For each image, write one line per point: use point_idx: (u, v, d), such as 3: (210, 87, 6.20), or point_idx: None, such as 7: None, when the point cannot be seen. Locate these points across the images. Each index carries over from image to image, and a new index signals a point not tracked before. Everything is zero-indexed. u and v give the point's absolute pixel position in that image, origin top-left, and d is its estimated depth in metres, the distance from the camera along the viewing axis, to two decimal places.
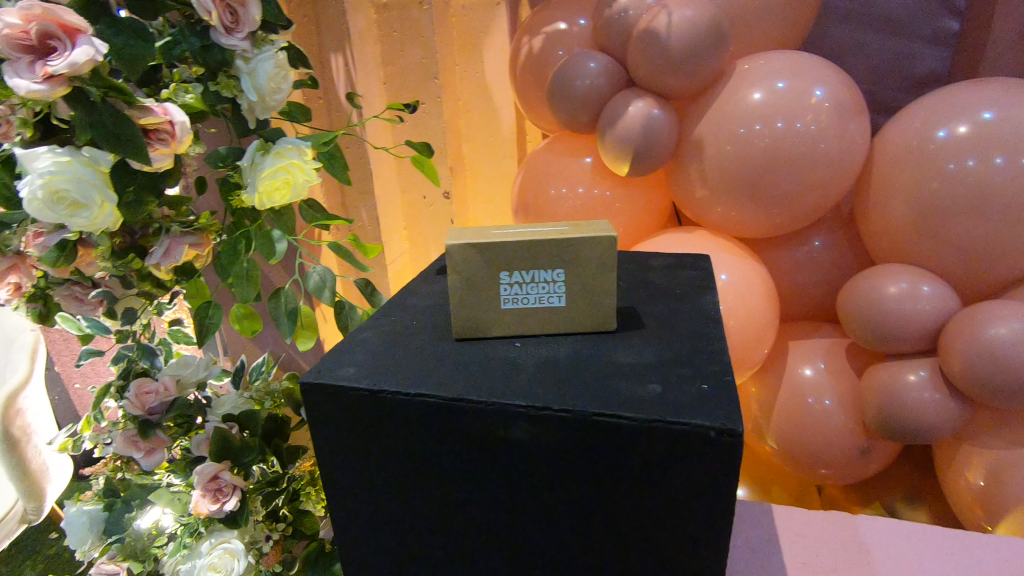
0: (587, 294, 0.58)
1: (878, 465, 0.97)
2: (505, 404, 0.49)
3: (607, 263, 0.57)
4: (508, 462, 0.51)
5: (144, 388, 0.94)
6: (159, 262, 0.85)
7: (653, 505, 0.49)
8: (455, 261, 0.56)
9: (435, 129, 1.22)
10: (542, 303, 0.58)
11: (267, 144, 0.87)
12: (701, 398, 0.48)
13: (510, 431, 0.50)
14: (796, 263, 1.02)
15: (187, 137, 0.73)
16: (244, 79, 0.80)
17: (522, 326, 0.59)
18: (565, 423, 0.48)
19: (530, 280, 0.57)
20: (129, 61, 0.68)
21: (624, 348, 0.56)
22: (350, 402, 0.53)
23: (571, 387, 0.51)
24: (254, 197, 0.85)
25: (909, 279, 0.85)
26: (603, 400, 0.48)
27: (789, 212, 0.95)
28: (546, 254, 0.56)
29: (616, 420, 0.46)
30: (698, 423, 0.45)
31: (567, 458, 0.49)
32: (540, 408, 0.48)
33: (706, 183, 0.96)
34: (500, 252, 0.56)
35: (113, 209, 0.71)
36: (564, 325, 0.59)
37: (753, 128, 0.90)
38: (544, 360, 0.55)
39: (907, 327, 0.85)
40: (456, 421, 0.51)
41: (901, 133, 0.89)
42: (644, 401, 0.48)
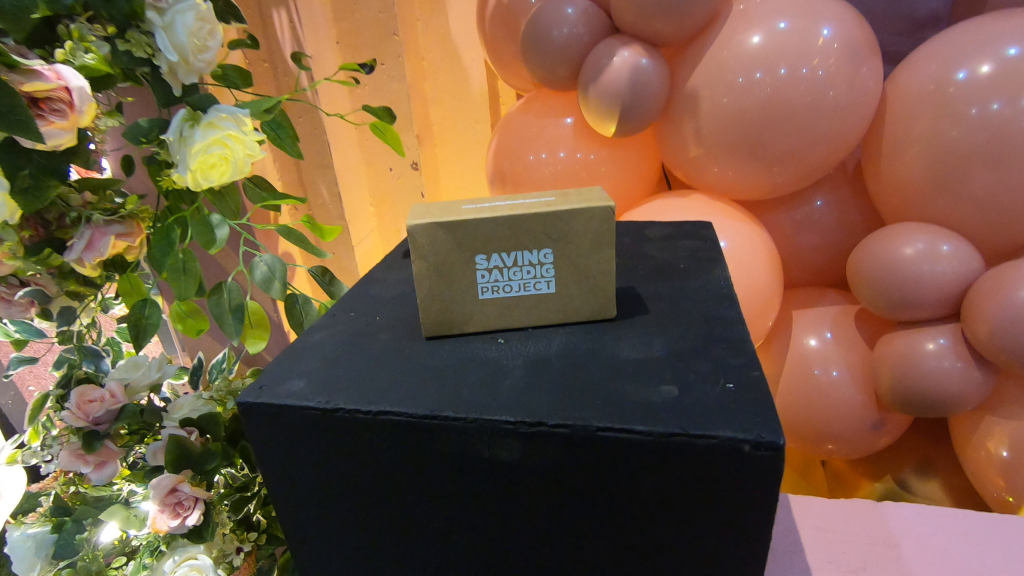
0: (580, 277, 0.49)
1: (890, 438, 0.92)
2: (488, 420, 0.40)
3: (603, 239, 0.47)
4: (495, 488, 0.42)
5: (87, 396, 0.81)
6: (81, 256, 0.73)
7: (672, 532, 0.41)
8: (420, 245, 0.46)
9: (397, 93, 1.09)
10: (527, 290, 0.49)
11: (196, 112, 0.74)
12: (726, 400, 0.39)
13: (496, 452, 0.41)
14: (799, 226, 0.94)
15: (91, 108, 0.61)
16: (159, 35, 0.67)
17: (505, 319, 0.50)
18: (564, 440, 0.39)
19: (513, 263, 0.48)
20: (9, 15, 0.55)
21: (627, 339, 0.48)
22: (299, 424, 0.43)
23: (569, 392, 0.42)
24: (186, 175, 0.73)
25: (927, 238, 0.77)
26: (607, 409, 0.39)
27: (792, 170, 0.86)
28: (531, 231, 0.47)
29: (627, 435, 0.38)
30: (729, 435, 0.36)
31: (568, 481, 0.40)
32: (532, 424, 0.39)
33: (701, 141, 0.86)
34: (475, 231, 0.46)
35: (4, 198, 0.59)
36: (553, 315, 0.50)
37: (752, 77, 0.80)
38: (533, 360, 0.46)
39: (926, 291, 0.77)
40: (430, 442, 0.41)
41: (915, 76, 0.80)
42: (658, 408, 0.39)
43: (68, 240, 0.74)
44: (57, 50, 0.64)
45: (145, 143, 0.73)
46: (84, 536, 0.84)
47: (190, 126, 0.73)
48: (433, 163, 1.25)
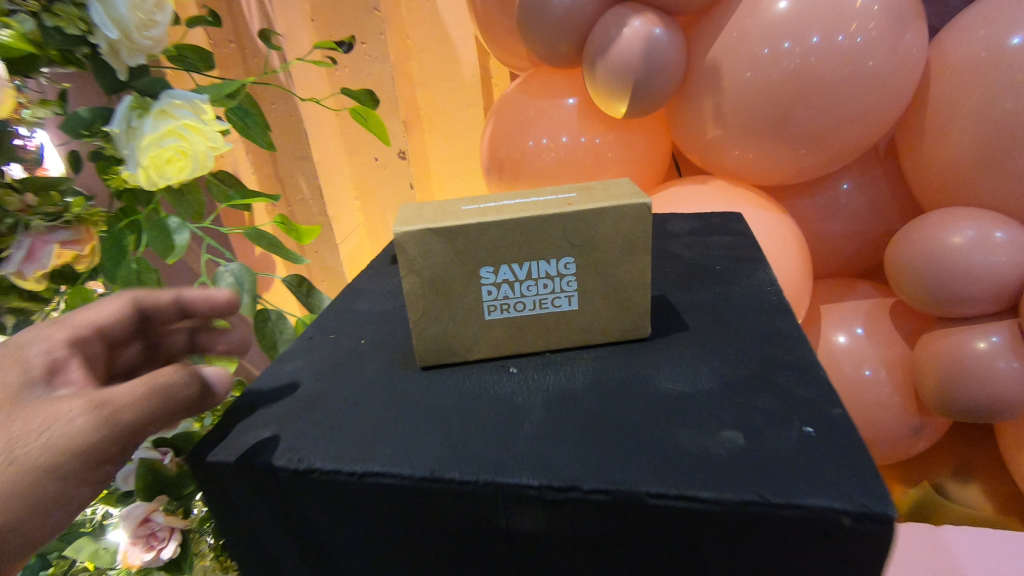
0: (609, 290, 0.40)
1: (929, 441, 0.84)
2: (502, 485, 0.31)
3: (638, 244, 0.39)
4: (515, 559, 0.34)
5: None
6: (20, 269, 0.61)
7: None
8: (411, 256, 0.37)
9: (380, 74, 0.98)
10: (544, 307, 0.40)
11: (145, 100, 0.64)
12: (807, 451, 0.31)
13: (514, 521, 0.32)
14: (826, 212, 0.86)
15: (8, 100, 0.50)
16: (92, 7, 0.56)
17: (516, 342, 0.42)
18: (600, 509, 0.31)
19: (527, 276, 0.39)
20: None
21: (670, 365, 0.39)
22: (266, 487, 0.35)
23: (602, 442, 0.33)
24: (136, 173, 0.63)
25: (977, 226, 0.69)
26: (654, 466, 0.31)
27: (824, 151, 0.77)
28: (547, 235, 0.38)
29: (684, 503, 0.29)
30: (822, 504, 0.28)
31: (606, 554, 0.32)
32: (560, 490, 0.31)
33: (722, 120, 0.77)
34: (479, 239, 0.38)
35: None
36: (574, 336, 0.42)
37: (780, 47, 0.70)
38: (555, 397, 0.37)
39: (977, 285, 0.69)
40: (431, 509, 0.33)
41: (963, 44, 0.71)
42: (723, 464, 0.31)
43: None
44: None
45: (86, 135, 0.62)
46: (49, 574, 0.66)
47: (138, 116, 0.63)
48: (422, 151, 1.15)
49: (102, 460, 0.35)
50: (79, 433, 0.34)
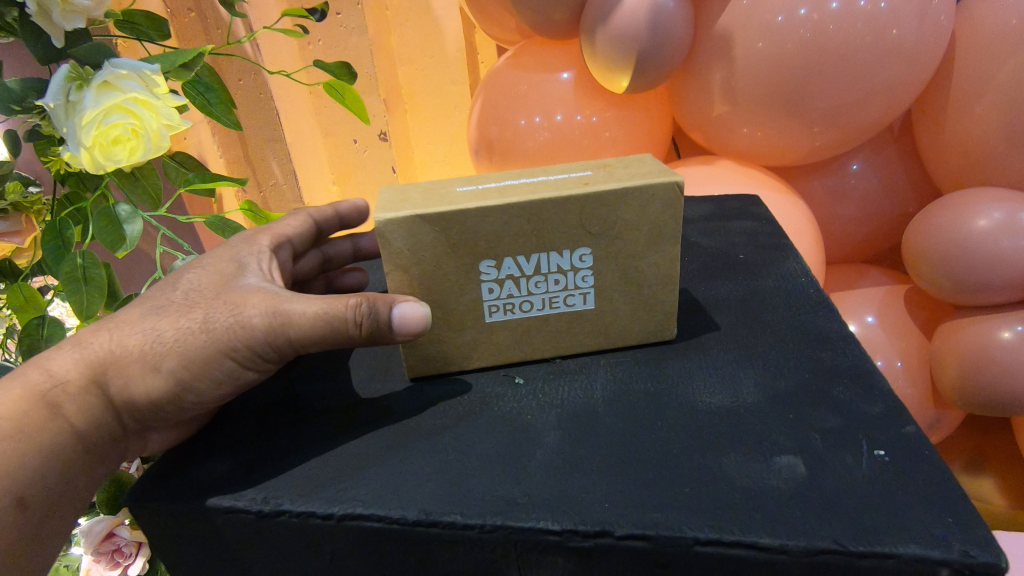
0: (624, 285, 0.39)
1: (944, 435, 0.80)
2: (528, 530, 0.30)
3: (663, 234, 0.37)
4: None
5: None
6: None
7: None
8: (402, 247, 0.36)
9: (358, 48, 0.91)
10: (555, 306, 0.39)
11: (88, 70, 0.55)
12: (872, 485, 0.29)
13: (542, 566, 0.31)
14: (836, 195, 0.81)
15: None
16: None
17: (526, 343, 0.41)
18: (639, 555, 0.29)
19: (535, 271, 0.38)
20: None
21: (705, 379, 0.38)
22: (278, 530, 0.33)
23: (638, 474, 0.31)
24: (80, 156, 0.55)
25: (1004, 208, 0.65)
26: (695, 506, 0.29)
27: (839, 128, 0.72)
28: (560, 227, 0.37)
29: (742, 551, 0.28)
30: (916, 554, 0.26)
31: None
32: (594, 535, 0.29)
33: (730, 95, 0.71)
34: (483, 231, 0.36)
35: None
36: (594, 335, 0.41)
37: (795, 14, 0.65)
38: (583, 418, 0.36)
39: (1005, 272, 0.65)
40: (456, 552, 0.32)
41: (990, 11, 0.66)
42: (775, 503, 0.29)
43: None
44: None
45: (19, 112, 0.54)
46: None
47: (80, 89, 0.55)
48: (404, 133, 1.07)
49: (268, 357, 0.40)
50: (252, 328, 0.38)
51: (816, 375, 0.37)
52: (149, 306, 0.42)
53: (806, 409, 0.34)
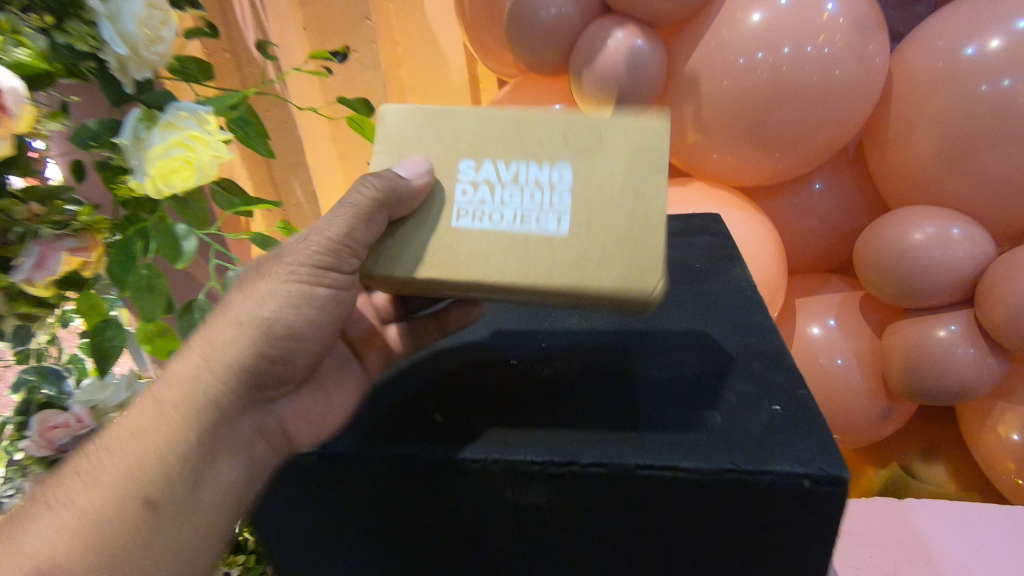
0: (595, 206, 0.44)
1: (897, 425, 0.90)
2: (514, 461, 0.39)
3: (639, 166, 0.44)
4: (530, 526, 0.42)
5: (48, 422, 0.63)
6: (30, 277, 0.64)
7: (733, 558, 0.40)
8: (401, 128, 0.48)
9: (373, 82, 1.02)
10: (527, 224, 0.44)
11: (153, 112, 0.66)
12: (772, 427, 0.39)
13: (528, 494, 0.41)
14: (800, 211, 0.91)
15: (30, 109, 0.53)
16: (104, 26, 0.59)
17: (483, 258, 0.44)
18: (597, 479, 0.38)
19: (511, 179, 0.45)
20: None
21: (658, 360, 0.47)
22: (323, 470, 0.44)
23: (597, 424, 0.41)
24: (144, 182, 0.64)
25: (936, 223, 0.75)
26: (638, 443, 0.39)
27: (796, 153, 0.82)
28: (540, 145, 0.45)
29: (670, 473, 0.37)
30: (789, 470, 0.35)
31: (602, 517, 0.41)
32: (563, 464, 0.39)
33: (701, 125, 0.82)
34: (472, 135, 0.47)
35: None
36: (572, 265, 0.43)
37: (754, 58, 0.75)
38: (559, 387, 0.46)
39: (938, 278, 0.75)
40: (461, 484, 0.41)
41: (922, 53, 0.76)
42: (699, 441, 0.38)
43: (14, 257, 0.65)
44: None
45: (94, 146, 0.65)
46: None
47: (146, 127, 0.66)
48: None
49: (324, 266, 0.45)
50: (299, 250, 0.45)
51: (744, 354, 0.46)
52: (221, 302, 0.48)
53: (731, 379, 0.44)
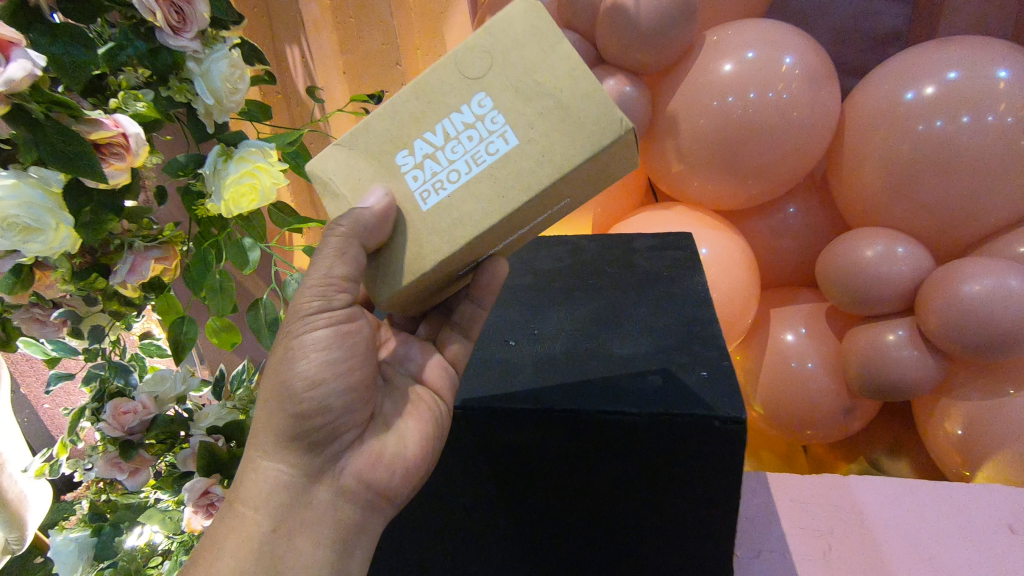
0: (521, 105, 0.47)
1: (863, 422, 1.01)
2: (502, 408, 0.51)
3: (539, 48, 0.46)
4: (515, 463, 0.54)
5: (121, 407, 0.78)
6: (125, 279, 0.75)
7: (676, 491, 0.51)
8: (326, 176, 0.52)
9: None
10: (485, 162, 0.48)
11: (228, 149, 0.81)
12: (699, 383, 0.50)
13: (512, 436, 0.52)
14: (774, 231, 1.04)
15: (145, 150, 0.66)
16: (198, 81, 0.72)
17: (463, 211, 0.48)
18: (563, 420, 0.50)
19: (445, 138, 0.49)
20: (71, 70, 0.61)
21: (621, 339, 0.58)
22: None
23: (566, 383, 0.53)
24: (220, 205, 0.79)
25: (884, 242, 0.87)
26: (597, 396, 0.50)
27: (766, 180, 0.94)
28: (446, 93, 0.49)
29: (616, 415, 0.48)
30: (704, 412, 0.46)
31: (569, 456, 0.52)
32: (538, 411, 0.50)
33: (682, 157, 0.95)
34: (388, 131, 0.50)
35: (70, 231, 0.64)
36: (538, 170, 0.47)
37: (726, 101, 0.89)
38: (541, 359, 0.57)
39: (885, 289, 0.86)
40: (462, 428, 0.54)
41: (871, 97, 0.89)
42: (642, 394, 0.49)
43: (112, 264, 0.76)
44: (109, 98, 0.70)
45: (182, 176, 0.79)
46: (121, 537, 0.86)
47: (223, 160, 0.80)
48: None
49: (321, 310, 0.53)
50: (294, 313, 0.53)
51: (694, 334, 0.57)
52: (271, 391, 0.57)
53: (679, 351, 0.54)
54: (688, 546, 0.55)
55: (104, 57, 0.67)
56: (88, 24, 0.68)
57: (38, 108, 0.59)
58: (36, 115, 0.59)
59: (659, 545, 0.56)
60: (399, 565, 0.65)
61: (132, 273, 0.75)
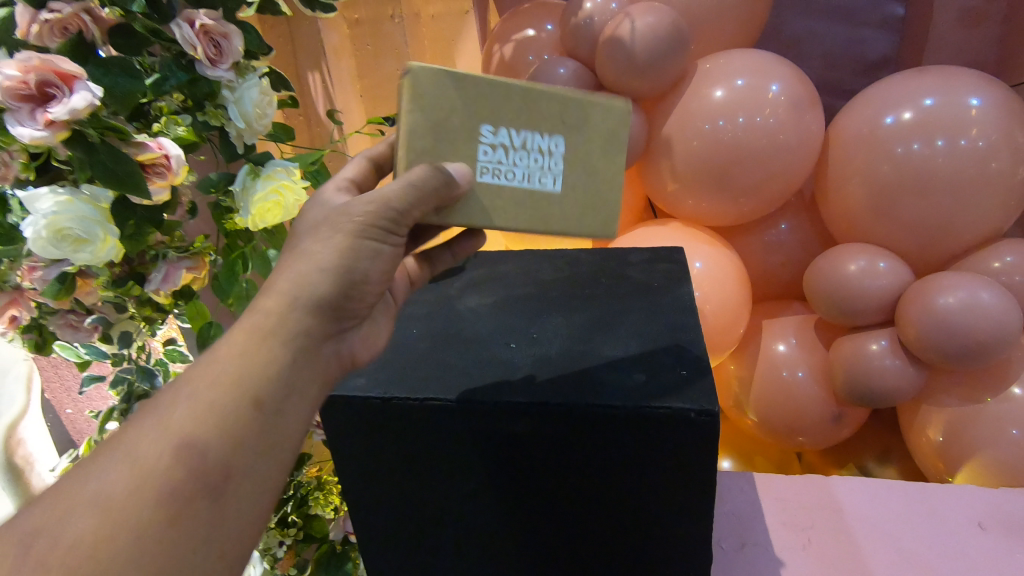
0: (579, 167, 0.59)
1: (852, 429, 1.06)
2: (506, 402, 0.57)
3: (614, 144, 0.59)
4: (515, 453, 0.60)
5: None
6: (159, 287, 0.79)
7: (659, 476, 0.58)
8: (422, 91, 0.53)
9: None
10: (531, 184, 0.58)
11: (256, 168, 0.85)
12: (681, 380, 0.57)
13: (514, 426, 0.59)
14: (765, 246, 1.09)
15: (185, 170, 0.71)
16: (230, 107, 0.74)
17: (500, 209, 0.57)
18: (561, 412, 0.56)
19: (520, 145, 0.56)
20: (122, 98, 0.65)
21: (612, 342, 0.65)
22: (365, 412, 0.61)
23: (563, 380, 0.59)
24: (247, 219, 0.83)
25: (867, 257, 0.92)
26: (591, 392, 0.57)
27: (756, 199, 1.00)
28: (540, 113, 0.57)
29: (606, 408, 0.55)
30: (683, 406, 0.53)
31: (563, 445, 0.58)
32: (539, 404, 0.57)
33: (677, 176, 1.01)
34: (487, 103, 0.55)
35: (116, 242, 0.69)
36: (557, 214, 0.59)
37: (717, 124, 0.95)
38: (539, 359, 0.64)
39: (869, 301, 0.92)
40: (467, 420, 0.59)
41: (853, 121, 0.95)
42: (630, 390, 0.57)
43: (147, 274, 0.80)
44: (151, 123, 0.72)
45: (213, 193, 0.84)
46: None
47: (251, 179, 0.84)
48: None
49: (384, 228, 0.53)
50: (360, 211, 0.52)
51: (677, 339, 0.63)
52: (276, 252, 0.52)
53: (664, 353, 0.61)
54: (671, 531, 0.61)
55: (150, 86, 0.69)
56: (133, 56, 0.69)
57: (94, 133, 0.64)
58: (91, 137, 0.64)
59: (646, 531, 0.62)
60: (408, 550, 0.71)
61: (164, 283, 0.79)
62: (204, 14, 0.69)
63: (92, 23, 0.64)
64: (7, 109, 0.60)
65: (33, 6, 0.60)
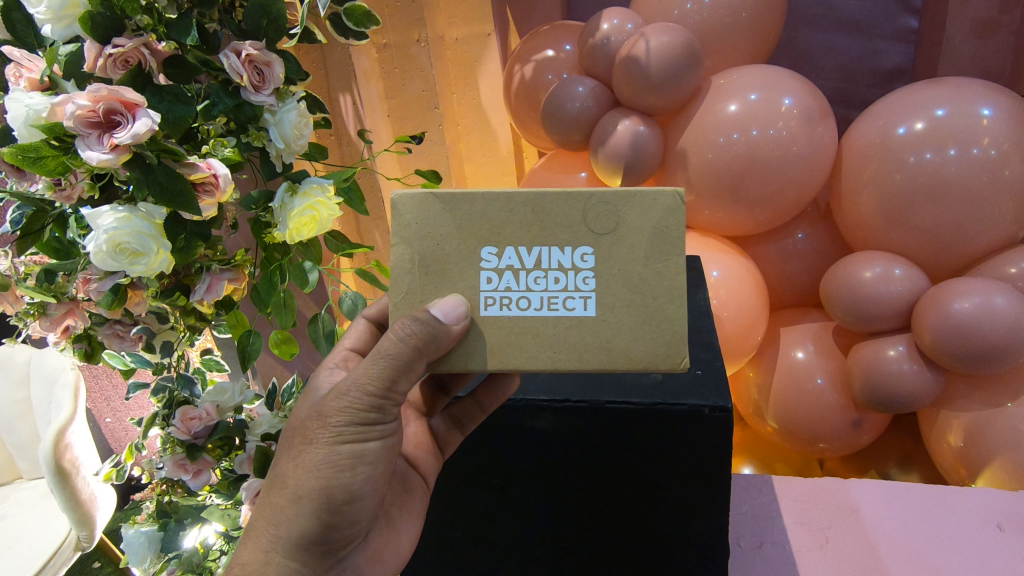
0: (617, 283, 0.54)
1: (872, 434, 1.08)
2: (534, 399, 0.62)
3: (661, 231, 0.54)
4: (539, 446, 0.64)
5: (189, 413, 0.90)
6: (202, 297, 0.83)
7: (679, 470, 0.62)
8: (412, 219, 0.55)
9: (437, 154, 1.31)
10: (564, 309, 0.55)
11: (294, 185, 0.88)
12: (695, 380, 0.61)
13: (536, 422, 0.63)
14: (783, 255, 1.12)
15: (232, 188, 0.73)
16: (271, 129, 0.76)
17: (519, 345, 0.55)
18: (583, 409, 0.61)
19: (535, 264, 0.55)
20: (175, 124, 0.68)
21: None
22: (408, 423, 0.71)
23: (586, 380, 0.64)
24: (284, 233, 0.85)
25: (882, 264, 0.94)
26: (612, 392, 0.61)
27: (771, 209, 1.03)
28: (565, 225, 0.54)
29: (624, 405, 0.60)
30: (696, 404, 0.58)
31: (585, 441, 0.63)
32: (562, 400, 0.61)
33: (694, 190, 1.04)
34: (488, 224, 0.55)
35: (168, 254, 0.72)
36: (589, 336, 0.55)
37: (731, 137, 0.98)
38: None
39: (885, 307, 0.93)
40: (495, 418, 0.64)
41: (866, 132, 0.98)
42: (649, 388, 0.61)
43: (192, 285, 0.84)
44: (201, 145, 0.76)
45: (255, 210, 0.88)
46: (185, 532, 0.98)
47: (290, 196, 0.87)
48: None
49: (367, 418, 0.53)
50: (338, 400, 0.53)
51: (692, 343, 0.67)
52: (284, 452, 0.57)
53: None
54: (687, 526, 0.65)
55: (200, 113, 0.73)
56: (185, 85, 0.72)
57: (152, 155, 0.67)
58: (149, 160, 0.68)
59: (665, 525, 0.66)
60: (437, 548, 0.74)
61: (207, 293, 0.82)
62: (250, 44, 0.72)
63: (150, 55, 0.68)
64: (78, 135, 0.63)
65: (100, 42, 0.65)
